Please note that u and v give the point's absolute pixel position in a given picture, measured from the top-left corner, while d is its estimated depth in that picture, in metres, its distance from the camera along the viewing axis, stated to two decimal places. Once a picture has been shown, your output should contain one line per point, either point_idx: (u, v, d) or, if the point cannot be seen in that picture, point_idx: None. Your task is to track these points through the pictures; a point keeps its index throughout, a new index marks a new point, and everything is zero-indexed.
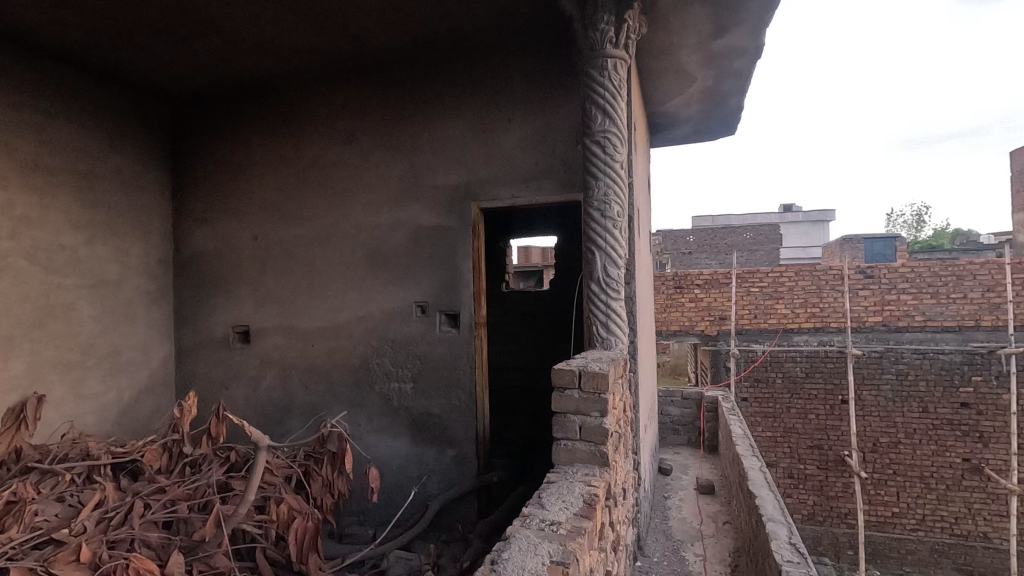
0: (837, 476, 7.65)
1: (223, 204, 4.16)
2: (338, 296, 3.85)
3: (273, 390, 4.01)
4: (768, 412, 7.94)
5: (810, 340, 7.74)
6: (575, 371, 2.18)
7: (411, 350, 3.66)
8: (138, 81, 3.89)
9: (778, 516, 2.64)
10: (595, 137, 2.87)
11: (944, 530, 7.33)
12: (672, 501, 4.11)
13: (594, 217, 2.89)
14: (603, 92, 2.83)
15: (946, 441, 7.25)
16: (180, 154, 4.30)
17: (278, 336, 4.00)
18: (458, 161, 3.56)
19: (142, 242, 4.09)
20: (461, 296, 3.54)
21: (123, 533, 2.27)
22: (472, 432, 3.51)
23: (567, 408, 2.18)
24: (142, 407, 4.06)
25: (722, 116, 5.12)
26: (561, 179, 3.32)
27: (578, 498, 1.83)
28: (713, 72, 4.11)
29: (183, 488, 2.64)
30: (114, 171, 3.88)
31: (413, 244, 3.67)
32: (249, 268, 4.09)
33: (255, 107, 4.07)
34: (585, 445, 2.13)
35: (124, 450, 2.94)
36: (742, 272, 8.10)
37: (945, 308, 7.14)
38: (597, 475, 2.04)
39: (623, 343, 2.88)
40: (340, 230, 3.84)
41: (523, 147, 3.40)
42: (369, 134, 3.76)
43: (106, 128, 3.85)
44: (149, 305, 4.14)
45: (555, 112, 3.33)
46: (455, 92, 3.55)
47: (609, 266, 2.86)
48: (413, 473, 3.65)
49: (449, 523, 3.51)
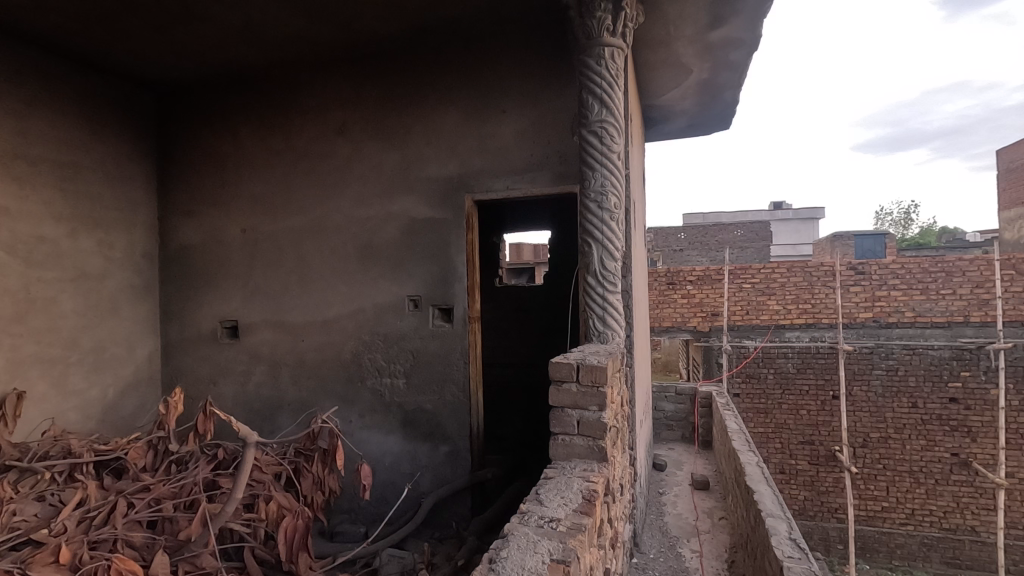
0: (828, 471, 7.69)
1: (210, 196, 4.07)
2: (329, 290, 3.77)
3: (263, 386, 3.93)
4: (760, 408, 7.95)
5: (801, 336, 7.78)
6: (572, 363, 2.13)
7: (403, 344, 3.60)
8: (122, 69, 3.78)
9: (777, 512, 2.61)
10: (592, 128, 2.81)
11: (933, 525, 7.39)
12: (667, 497, 4.08)
13: (591, 208, 2.83)
14: (599, 81, 2.78)
15: (935, 435, 7.30)
16: (166, 145, 4.20)
17: (268, 330, 3.92)
18: (452, 152, 3.49)
19: (126, 235, 3.99)
20: (455, 289, 3.48)
21: (105, 533, 2.20)
22: (466, 427, 3.46)
23: (565, 401, 2.14)
24: (126, 403, 3.96)
25: (717, 110, 5.09)
26: (556, 171, 3.26)
27: (577, 494, 1.78)
28: (709, 64, 4.07)
29: (169, 486, 2.56)
30: (98, 161, 3.78)
31: (406, 237, 3.60)
32: (237, 261, 4.00)
33: (244, 97, 3.97)
34: (583, 440, 2.08)
35: (107, 447, 2.86)
36: (734, 267, 8.11)
37: (935, 304, 7.24)
38: (596, 470, 1.99)
39: (620, 337, 2.83)
40: (331, 222, 3.76)
41: (518, 138, 3.35)
42: (360, 125, 3.68)
43: (89, 117, 3.73)
44: (133, 300, 4.04)
45: (550, 102, 3.27)
46: (449, 82, 3.48)
47: (606, 259, 2.81)
48: (405, 470, 3.59)
49: (442, 520, 3.45)
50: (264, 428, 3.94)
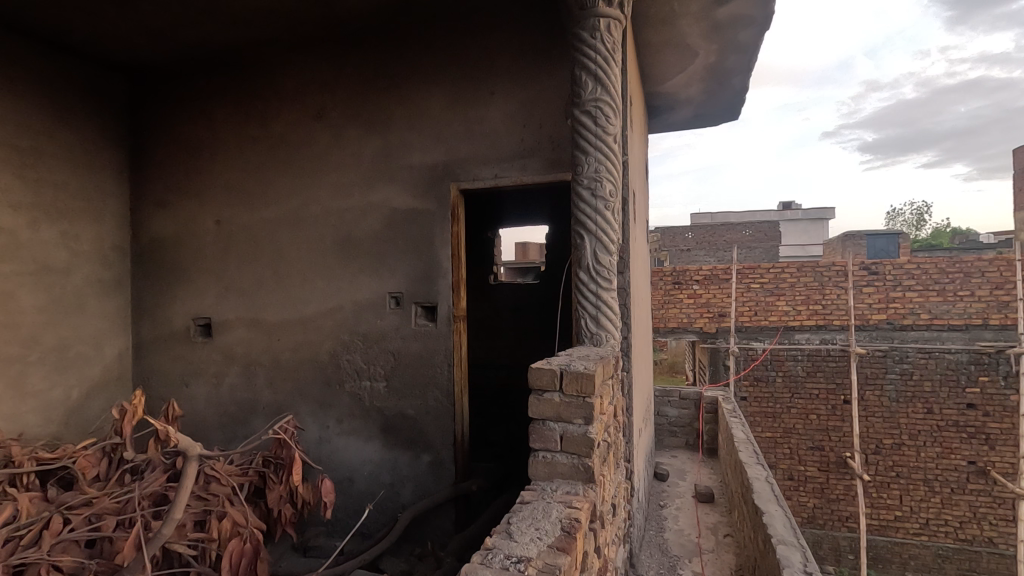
0: (838, 478, 7.38)
1: (184, 185, 3.83)
2: (305, 286, 3.52)
3: (237, 388, 3.69)
4: (768, 412, 7.65)
5: (811, 338, 7.44)
6: (555, 370, 1.86)
7: (384, 345, 3.34)
8: (88, 48, 3.55)
9: (790, 538, 2.31)
10: (585, 107, 2.53)
11: (948, 535, 7.06)
12: (668, 510, 3.81)
13: (583, 197, 2.55)
14: (594, 55, 2.50)
15: (951, 443, 6.97)
16: (140, 132, 3.97)
17: (242, 329, 3.68)
18: (436, 138, 3.23)
19: (95, 226, 3.75)
20: (439, 286, 3.22)
21: (30, 557, 1.95)
22: (449, 435, 3.20)
23: (547, 413, 1.87)
24: (93, 405, 3.72)
25: (724, 98, 4.80)
26: (548, 157, 2.99)
27: (555, 525, 1.52)
28: (716, 46, 3.79)
29: (114, 500, 2.32)
30: (62, 148, 3.55)
31: (386, 229, 3.34)
32: (211, 256, 3.76)
33: (218, 79, 3.73)
34: (567, 458, 1.81)
35: (53, 455, 2.61)
36: (742, 267, 7.79)
37: (952, 306, 6.89)
38: (580, 494, 1.72)
39: (615, 339, 2.55)
40: (309, 213, 3.51)
41: (507, 123, 3.08)
42: (341, 109, 3.43)
43: (51, 100, 3.50)
44: (103, 295, 3.80)
45: (544, 82, 3.00)
46: (434, 61, 3.22)
47: (600, 252, 2.53)
48: (385, 480, 3.34)
49: (423, 534, 3.20)
50: (238, 433, 3.70)
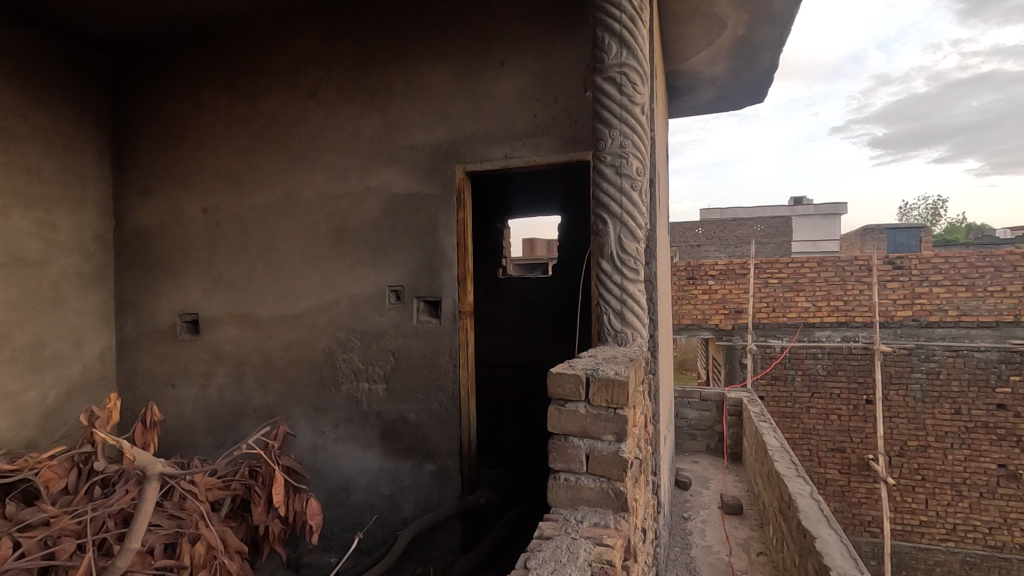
0: (860, 481, 7.04)
1: (170, 171, 3.55)
2: (298, 279, 3.23)
3: (225, 389, 3.41)
4: (787, 412, 7.30)
5: (832, 336, 7.08)
6: (580, 376, 1.55)
7: (382, 344, 3.05)
8: (64, 22, 3.28)
9: (851, 570, 1.99)
10: (607, 74, 2.21)
11: (976, 541, 6.70)
12: (693, 523, 3.51)
13: (606, 175, 2.23)
14: (619, 12, 2.17)
15: (981, 445, 6.59)
16: (124, 114, 3.70)
17: (231, 325, 3.40)
18: (440, 115, 2.93)
19: (73, 215, 3.48)
20: (443, 278, 2.92)
21: None
22: (455, 443, 2.91)
23: (569, 428, 1.57)
24: (71, 407, 3.45)
25: (752, 78, 4.46)
26: (564, 134, 2.68)
27: (583, 572, 1.21)
28: (746, 17, 3.46)
29: (75, 519, 2.04)
30: (36, 130, 3.28)
31: (385, 216, 3.04)
32: (198, 247, 3.48)
33: (205, 57, 3.45)
34: (593, 481, 1.51)
35: (13, 466, 2.32)
36: (760, 262, 7.39)
37: (982, 302, 6.53)
38: (612, 527, 1.41)
39: (642, 338, 2.22)
40: (302, 200, 3.22)
41: (518, 96, 2.77)
42: (336, 86, 3.13)
43: (22, 77, 3.22)
44: (83, 290, 3.54)
45: (559, 51, 2.68)
46: (435, 31, 2.91)
47: (625, 238, 2.21)
48: (386, 491, 3.05)
49: (427, 551, 2.93)
50: (227, 438, 3.42)
